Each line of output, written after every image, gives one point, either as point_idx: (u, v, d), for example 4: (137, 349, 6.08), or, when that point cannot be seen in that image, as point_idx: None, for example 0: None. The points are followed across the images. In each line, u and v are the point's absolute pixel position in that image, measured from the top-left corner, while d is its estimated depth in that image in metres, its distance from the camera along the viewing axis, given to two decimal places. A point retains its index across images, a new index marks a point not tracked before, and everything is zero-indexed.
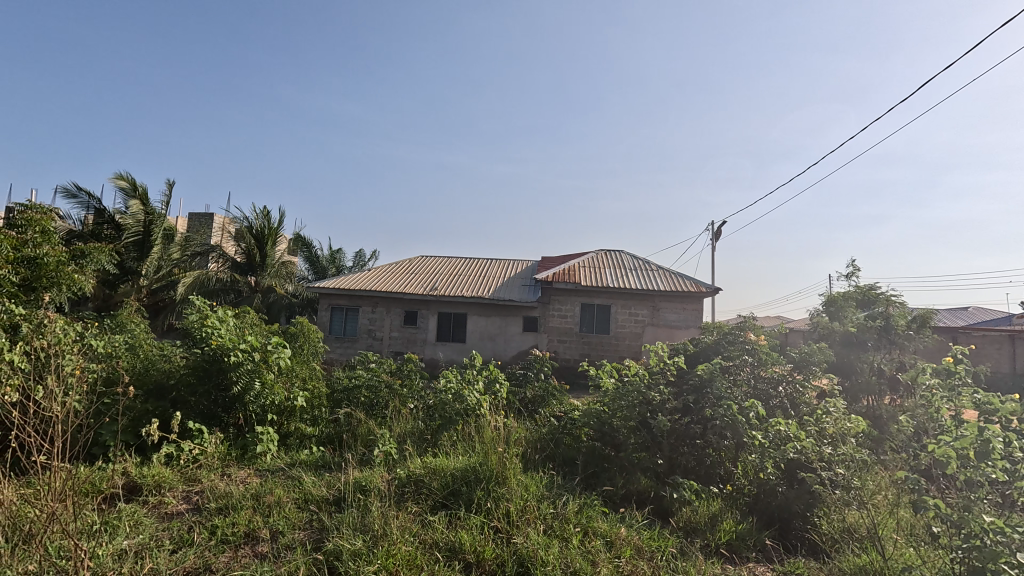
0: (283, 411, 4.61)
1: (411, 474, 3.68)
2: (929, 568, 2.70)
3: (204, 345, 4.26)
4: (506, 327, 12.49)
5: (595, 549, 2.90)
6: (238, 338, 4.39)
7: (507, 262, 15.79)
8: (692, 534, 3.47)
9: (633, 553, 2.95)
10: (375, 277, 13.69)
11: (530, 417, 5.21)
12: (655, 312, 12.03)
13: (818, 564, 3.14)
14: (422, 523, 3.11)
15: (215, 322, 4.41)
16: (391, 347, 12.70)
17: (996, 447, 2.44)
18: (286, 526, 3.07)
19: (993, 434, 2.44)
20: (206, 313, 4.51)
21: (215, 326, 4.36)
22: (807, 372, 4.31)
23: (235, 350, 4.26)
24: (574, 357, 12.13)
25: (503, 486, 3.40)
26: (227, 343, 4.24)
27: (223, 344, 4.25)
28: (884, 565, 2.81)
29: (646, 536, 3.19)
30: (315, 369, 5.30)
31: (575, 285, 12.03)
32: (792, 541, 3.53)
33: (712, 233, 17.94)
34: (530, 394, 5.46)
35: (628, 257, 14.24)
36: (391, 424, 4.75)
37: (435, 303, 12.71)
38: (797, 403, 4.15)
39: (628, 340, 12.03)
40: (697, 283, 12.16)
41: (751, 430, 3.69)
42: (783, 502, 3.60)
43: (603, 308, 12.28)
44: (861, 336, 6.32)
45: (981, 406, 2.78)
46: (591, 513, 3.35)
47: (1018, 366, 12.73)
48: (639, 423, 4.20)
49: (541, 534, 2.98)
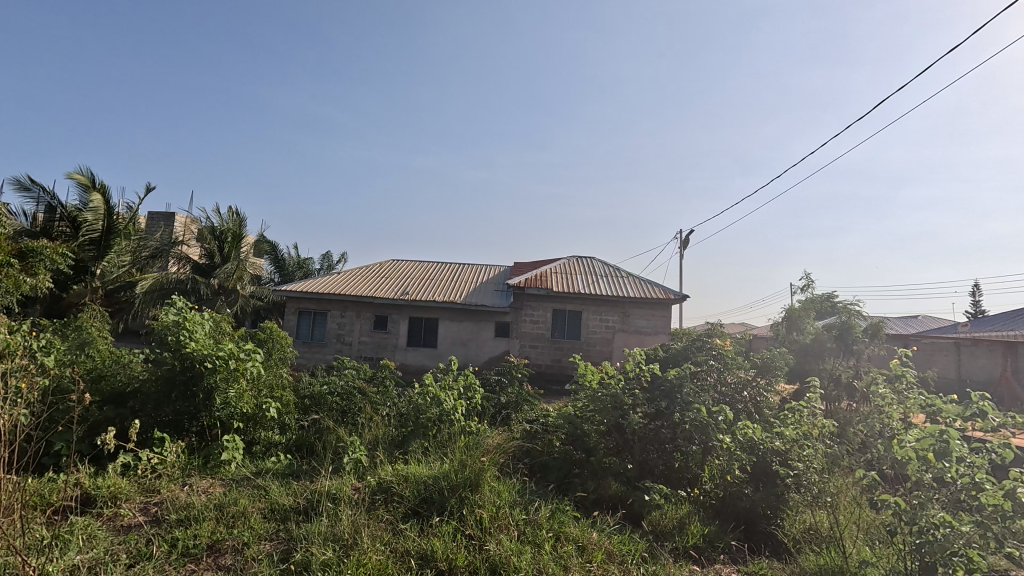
0: (250, 418, 4.46)
1: (382, 481, 3.62)
2: (883, 565, 2.85)
3: (177, 352, 4.11)
4: (479, 333, 12.45)
5: (567, 554, 2.91)
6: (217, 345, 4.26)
7: (480, 267, 15.79)
8: (662, 538, 3.52)
9: (604, 558, 2.98)
10: (345, 281, 13.46)
11: (503, 422, 5.15)
12: (625, 319, 12.23)
13: (781, 565, 3.23)
14: (394, 532, 3.07)
15: (198, 326, 4.29)
16: (362, 352, 12.52)
17: (953, 447, 2.57)
18: (252, 538, 2.97)
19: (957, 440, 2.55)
20: (188, 312, 4.36)
21: (195, 330, 4.24)
22: (769, 377, 4.53)
23: (210, 356, 4.13)
24: (546, 363, 12.18)
25: (476, 492, 3.39)
26: (201, 351, 4.11)
27: (198, 350, 4.10)
28: (847, 565, 2.90)
29: (617, 541, 3.21)
30: (283, 371, 5.15)
31: (547, 291, 12.09)
32: (757, 541, 3.69)
33: (680, 241, 18.29)
34: (503, 399, 5.41)
35: (600, 263, 14.43)
36: (363, 431, 4.69)
37: (406, 308, 12.57)
38: (760, 408, 4.41)
39: (599, 346, 12.20)
40: (666, 289, 12.47)
41: (719, 433, 3.80)
42: (749, 505, 3.77)
43: (574, 314, 12.38)
44: (821, 344, 6.78)
45: (929, 409, 2.94)
46: (562, 518, 3.35)
47: (963, 372, 13.70)
48: (611, 427, 4.27)
49: (513, 540, 2.99)
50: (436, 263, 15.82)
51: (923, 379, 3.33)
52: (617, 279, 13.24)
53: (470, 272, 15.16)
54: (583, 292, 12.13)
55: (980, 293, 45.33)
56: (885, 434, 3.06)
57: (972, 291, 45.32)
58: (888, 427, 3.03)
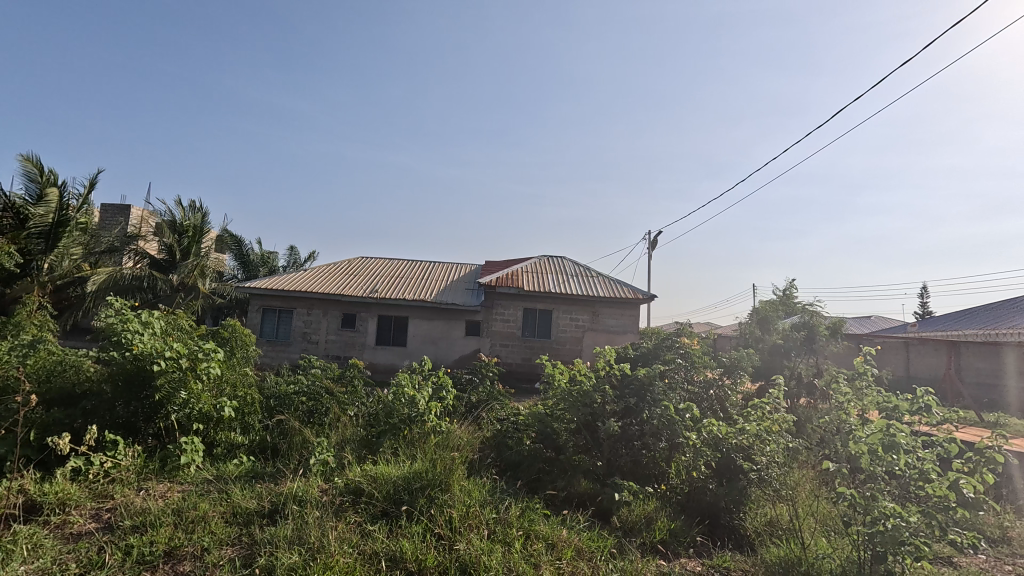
0: (210, 419, 4.29)
1: (350, 482, 3.55)
2: (838, 555, 2.99)
3: (126, 353, 3.90)
4: (449, 331, 12.37)
5: (537, 552, 2.92)
6: (170, 344, 4.07)
7: (451, 265, 15.68)
8: (630, 534, 3.58)
9: (573, 554, 3.00)
10: (312, 278, 13.16)
11: (474, 421, 5.14)
12: (595, 318, 12.37)
13: (743, 557, 3.34)
14: (361, 534, 3.01)
15: (139, 325, 4.07)
16: (329, 351, 12.28)
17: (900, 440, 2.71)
18: (213, 543, 2.87)
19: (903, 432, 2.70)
20: (129, 313, 4.14)
21: (138, 330, 4.01)
22: (734, 376, 4.67)
23: (161, 356, 3.93)
24: (517, 361, 12.20)
25: (446, 492, 3.36)
26: (151, 351, 3.91)
27: (147, 350, 3.90)
28: (805, 556, 3.01)
29: (586, 537, 3.25)
30: (246, 371, 4.98)
31: (518, 290, 12.11)
32: (720, 535, 3.79)
33: (649, 242, 18.60)
34: (474, 398, 5.39)
35: (571, 263, 14.54)
36: (330, 432, 4.59)
37: (375, 306, 12.38)
38: (725, 405, 4.53)
39: (569, 345, 12.31)
40: (635, 289, 12.67)
41: (686, 430, 3.91)
42: (712, 500, 3.87)
43: (545, 313, 12.44)
44: (784, 344, 7.04)
45: (884, 406, 3.07)
46: (533, 516, 3.36)
47: (911, 371, 14.48)
48: (581, 425, 4.32)
49: (483, 539, 2.98)
50: (407, 261, 15.63)
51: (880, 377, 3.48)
52: (588, 279, 13.37)
53: (441, 271, 15.04)
54: (553, 291, 12.20)
55: (927, 295, 47.81)
56: (842, 430, 3.18)
57: (920, 293, 47.75)
58: (846, 423, 3.15)
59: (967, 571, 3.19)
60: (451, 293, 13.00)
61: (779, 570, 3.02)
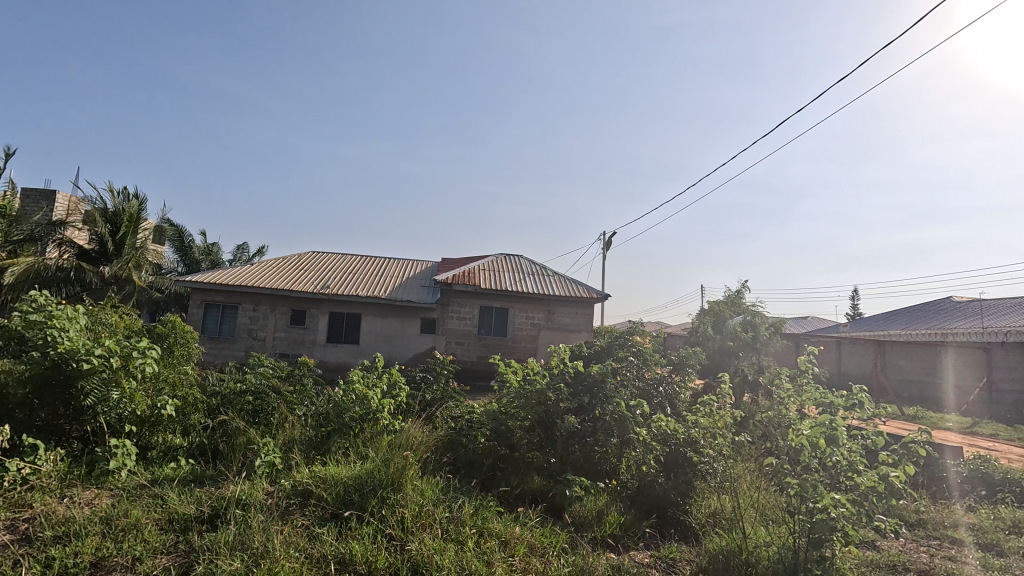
0: (145, 420, 4.07)
1: (297, 484, 3.42)
2: (775, 543, 3.16)
3: (46, 350, 3.60)
4: (404, 329, 12.18)
5: (490, 550, 2.92)
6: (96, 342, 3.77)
7: (406, 262, 15.43)
8: (581, 529, 3.64)
9: (526, 551, 3.02)
10: (259, 273, 12.64)
11: (428, 419, 5.07)
12: (550, 316, 12.51)
13: (689, 548, 3.47)
14: (309, 537, 2.92)
15: (64, 321, 3.76)
16: (276, 348, 11.82)
17: (839, 431, 2.87)
18: (146, 552, 2.71)
19: (841, 425, 2.86)
20: (56, 308, 3.84)
21: (64, 327, 3.72)
22: (683, 374, 4.87)
23: (89, 354, 3.63)
24: (472, 359, 12.15)
25: (398, 492, 3.31)
26: (77, 348, 3.62)
27: (73, 348, 3.61)
28: (745, 545, 3.16)
29: (538, 533, 3.29)
30: (186, 369, 4.72)
31: (474, 288, 12.06)
32: (668, 527, 3.90)
33: (604, 242, 18.96)
34: (428, 396, 5.31)
35: (528, 262, 14.63)
36: (277, 433, 4.42)
37: (326, 303, 12.02)
38: (674, 401, 4.69)
39: (525, 343, 12.37)
40: (589, 288, 12.90)
41: (635, 426, 4.04)
42: (662, 493, 3.97)
43: (501, 311, 12.46)
44: (730, 343, 7.35)
45: (821, 402, 3.25)
46: (486, 514, 3.36)
47: (842, 367, 15.54)
48: (536, 422, 4.38)
49: (436, 539, 2.95)
50: (361, 257, 15.26)
51: (818, 374, 3.68)
52: (544, 278, 13.50)
53: (396, 267, 14.78)
54: (510, 289, 12.23)
55: (857, 297, 51.17)
56: (783, 424, 3.34)
57: (852, 296, 51.08)
58: (786, 418, 3.32)
59: (888, 554, 3.45)
60: (406, 289, 12.79)
61: (721, 558, 3.15)
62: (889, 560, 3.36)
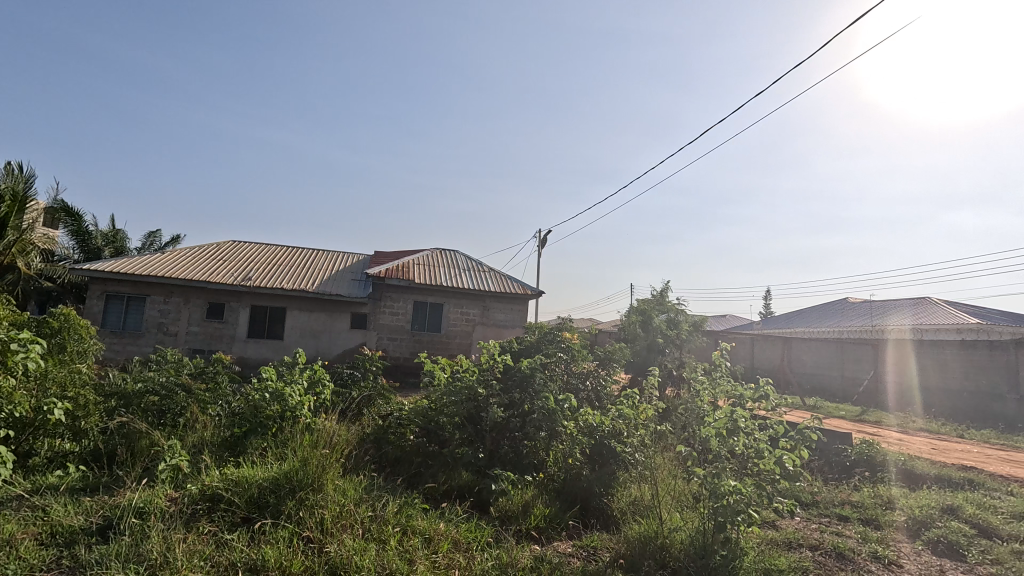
0: (27, 423, 3.60)
1: (206, 489, 3.20)
2: (687, 527, 3.36)
3: None
4: (332, 324, 11.73)
5: (413, 548, 2.88)
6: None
7: (336, 254, 14.87)
8: (507, 522, 3.66)
9: (450, 547, 3.00)
10: (171, 262, 11.68)
11: (354, 417, 4.91)
12: (485, 312, 12.52)
13: (610, 536, 3.60)
14: (217, 544, 2.74)
15: None
16: (189, 344, 11.00)
17: (740, 420, 3.14)
18: (21, 571, 2.42)
19: (743, 415, 3.10)
20: None
21: None
22: (609, 368, 5.06)
23: None
24: (404, 355, 11.92)
25: (318, 492, 3.18)
26: None
27: None
28: (661, 531, 3.33)
29: (464, 529, 3.28)
30: (79, 367, 4.27)
31: (408, 283, 11.84)
32: (591, 518, 3.96)
33: (540, 240, 19.23)
34: (355, 393, 5.14)
35: (464, 257, 14.56)
36: (186, 434, 4.11)
37: (247, 296, 11.32)
38: (600, 395, 4.86)
39: (458, 339, 12.30)
40: (524, 285, 13.04)
41: (563, 420, 4.19)
42: (588, 484, 4.07)
43: (435, 307, 12.31)
44: (655, 339, 7.70)
45: (730, 393, 3.48)
46: (410, 512, 3.30)
47: (754, 360, 16.77)
48: (466, 418, 4.43)
49: (357, 539, 2.87)
50: (287, 248, 14.52)
51: (730, 367, 3.92)
52: (480, 273, 13.49)
53: (326, 260, 14.20)
54: (444, 285, 12.10)
55: (769, 298, 55.38)
56: (697, 415, 3.55)
57: (765, 297, 55.15)
58: (700, 408, 3.53)
59: (785, 532, 3.77)
60: (336, 283, 12.31)
61: (638, 545, 3.29)
62: (786, 538, 3.67)
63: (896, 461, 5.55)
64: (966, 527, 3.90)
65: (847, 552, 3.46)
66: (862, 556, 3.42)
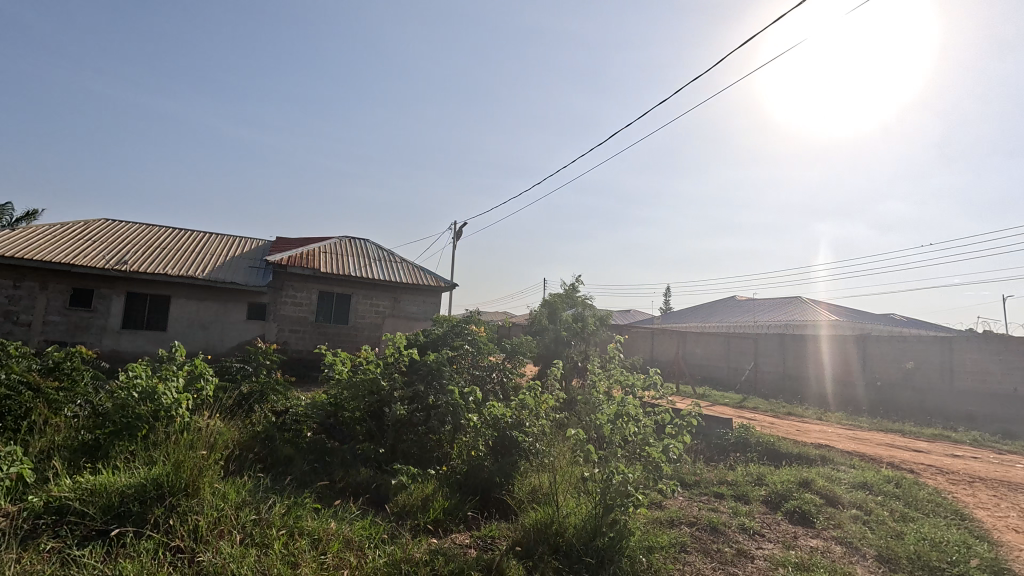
0: None
1: (53, 500, 2.81)
2: (580, 511, 3.51)
3: None
4: (224, 314, 10.82)
5: (299, 550, 2.73)
6: None
7: (232, 239, 13.71)
8: (404, 517, 3.57)
9: (340, 546, 2.89)
10: (24, 241, 10.12)
11: (243, 416, 4.55)
12: (395, 304, 12.20)
13: (507, 525, 3.67)
14: (61, 563, 2.40)
15: None
16: (47, 335, 9.63)
17: (630, 409, 3.33)
18: None
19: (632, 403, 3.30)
20: None
21: None
22: (514, 361, 5.14)
23: None
24: (307, 348, 11.31)
25: (194, 498, 2.92)
26: None
27: None
28: (556, 517, 3.44)
29: (357, 527, 3.17)
30: None
31: (313, 272, 11.20)
32: (490, 508, 3.98)
33: (456, 232, 19.09)
34: (245, 389, 4.76)
35: (375, 247, 14.07)
36: (30, 439, 3.56)
37: (121, 282, 10.09)
38: (505, 387, 4.92)
39: (367, 331, 11.88)
40: (436, 277, 12.87)
41: (467, 413, 4.28)
42: (488, 474, 4.06)
43: (343, 298, 11.77)
44: (562, 332, 7.94)
45: (623, 383, 3.68)
46: (299, 513, 3.13)
47: (653, 353, 17.89)
48: (368, 413, 4.37)
49: (236, 544, 2.67)
50: (173, 230, 13.14)
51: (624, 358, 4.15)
52: (391, 264, 13.11)
53: (220, 244, 13.05)
54: (353, 275, 11.61)
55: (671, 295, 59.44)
56: (592, 404, 3.72)
57: (667, 293, 59.16)
58: (595, 398, 3.70)
59: (669, 511, 4.07)
60: (230, 270, 11.33)
61: (533, 532, 3.38)
62: (669, 517, 3.96)
63: (766, 442, 6.21)
64: (816, 498, 4.44)
65: (721, 525, 3.81)
66: (732, 529, 3.78)
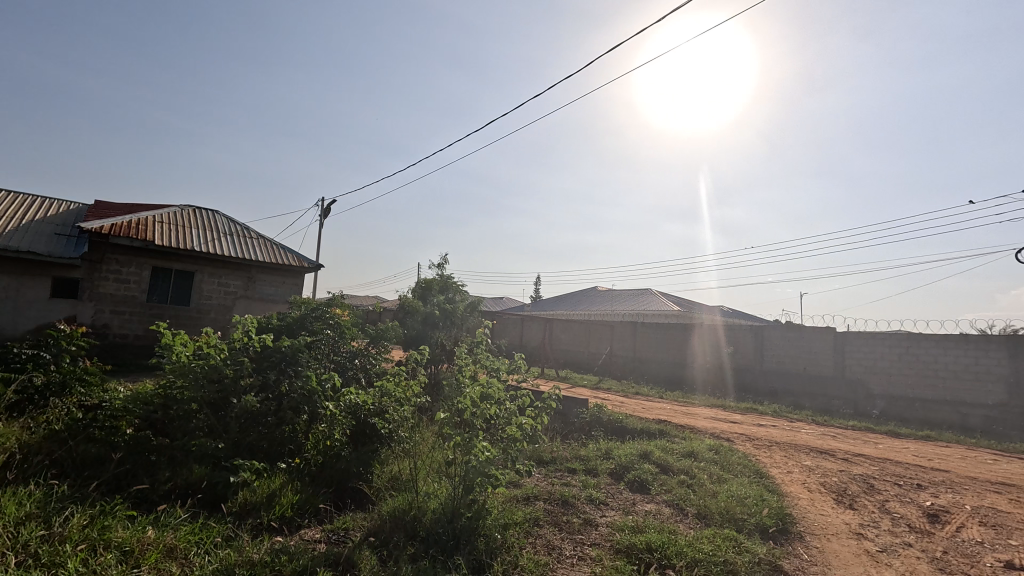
0: None
1: None
2: (439, 495, 3.52)
3: None
4: (19, 292, 9.03)
5: (104, 565, 2.34)
6: None
7: (31, 199, 11.23)
8: (243, 517, 3.29)
9: (160, 557, 2.54)
10: None
11: (34, 416, 3.73)
12: (248, 284, 11.02)
13: (363, 515, 3.53)
14: None
15: None
16: None
17: (493, 391, 3.39)
18: None
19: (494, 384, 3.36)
20: None
21: None
22: (379, 346, 4.96)
23: None
24: (136, 333, 9.75)
25: None
26: None
27: None
28: (414, 503, 3.41)
29: (183, 532, 2.81)
30: None
31: (143, 243, 9.62)
32: (344, 498, 3.88)
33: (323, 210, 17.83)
34: (37, 380, 3.88)
35: (225, 219, 12.54)
36: None
37: None
38: (367, 373, 4.71)
39: (213, 314, 10.58)
40: (299, 257, 11.88)
41: (324, 401, 3.90)
42: (345, 464, 3.96)
43: (183, 275, 10.33)
44: (432, 317, 7.85)
45: (488, 366, 3.74)
46: (105, 522, 2.68)
47: (521, 338, 18.65)
48: (205, 404, 3.68)
49: (11, 568, 2.20)
50: None
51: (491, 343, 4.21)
52: (245, 240, 11.80)
53: (11, 205, 10.61)
54: (196, 249, 10.22)
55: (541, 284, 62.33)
56: (457, 387, 3.72)
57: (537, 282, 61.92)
58: (460, 382, 3.70)
59: (526, 488, 4.26)
60: (26, 237, 9.27)
61: (389, 520, 3.32)
62: (526, 494, 4.14)
63: (616, 420, 6.81)
64: (652, 467, 5.00)
65: (571, 498, 4.08)
66: (581, 500, 4.08)
